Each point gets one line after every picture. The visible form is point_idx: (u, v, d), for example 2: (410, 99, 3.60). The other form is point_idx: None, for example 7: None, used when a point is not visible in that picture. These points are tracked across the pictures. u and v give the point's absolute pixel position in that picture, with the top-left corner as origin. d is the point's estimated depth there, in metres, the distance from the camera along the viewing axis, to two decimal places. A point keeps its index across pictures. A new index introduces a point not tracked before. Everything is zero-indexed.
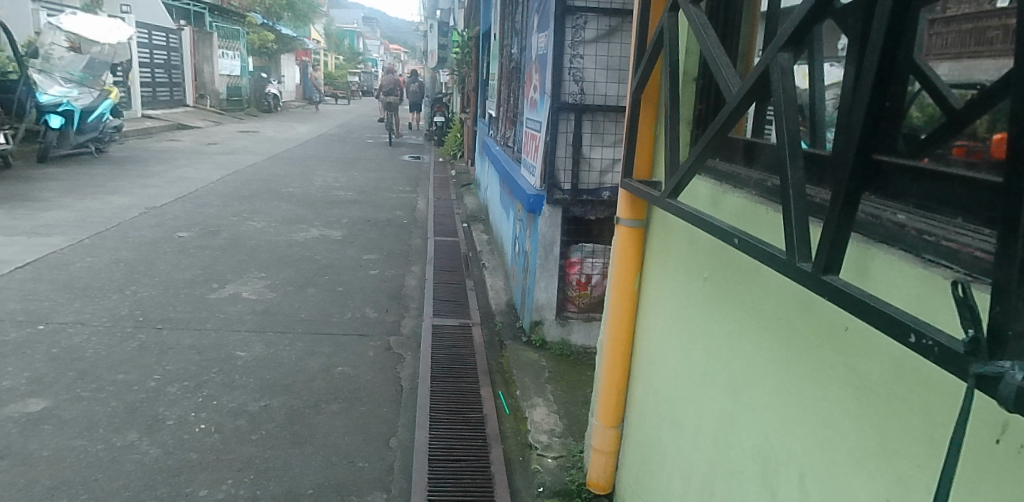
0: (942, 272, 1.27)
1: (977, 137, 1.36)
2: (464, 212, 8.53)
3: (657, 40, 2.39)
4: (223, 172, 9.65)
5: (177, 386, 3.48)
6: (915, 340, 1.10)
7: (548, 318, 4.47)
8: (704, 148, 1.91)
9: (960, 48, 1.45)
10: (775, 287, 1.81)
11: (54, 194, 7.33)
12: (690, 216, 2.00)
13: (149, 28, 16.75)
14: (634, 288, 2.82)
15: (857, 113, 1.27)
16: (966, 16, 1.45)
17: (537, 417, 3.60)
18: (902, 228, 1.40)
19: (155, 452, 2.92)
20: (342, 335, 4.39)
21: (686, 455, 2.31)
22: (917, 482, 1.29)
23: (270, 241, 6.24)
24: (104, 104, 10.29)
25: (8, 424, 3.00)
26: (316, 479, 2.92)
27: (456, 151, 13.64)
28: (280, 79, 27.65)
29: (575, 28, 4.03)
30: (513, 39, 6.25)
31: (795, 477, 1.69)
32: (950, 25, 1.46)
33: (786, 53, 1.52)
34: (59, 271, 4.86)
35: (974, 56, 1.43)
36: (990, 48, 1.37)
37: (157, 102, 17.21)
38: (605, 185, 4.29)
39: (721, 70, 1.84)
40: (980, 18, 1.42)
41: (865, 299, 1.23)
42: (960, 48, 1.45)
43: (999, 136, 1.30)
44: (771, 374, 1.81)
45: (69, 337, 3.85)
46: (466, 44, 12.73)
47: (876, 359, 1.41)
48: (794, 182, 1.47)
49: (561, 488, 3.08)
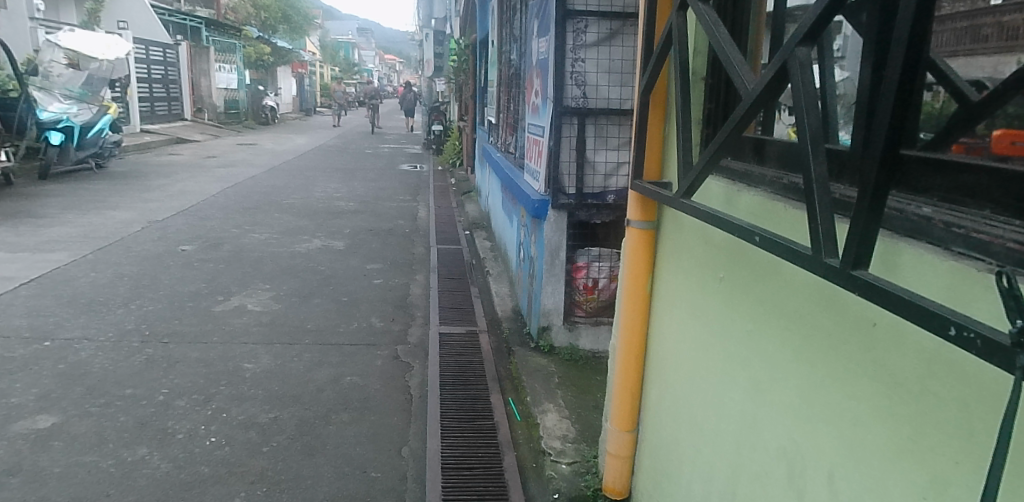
0: (974, 265, 1.25)
1: (978, 135, 1.41)
2: (466, 220, 8.51)
3: (666, 41, 2.37)
4: (223, 185, 9.64)
5: (186, 399, 3.45)
6: (955, 333, 1.08)
7: (556, 324, 4.44)
8: (718, 147, 1.89)
9: (958, 46, 1.51)
10: (796, 284, 1.79)
11: (57, 210, 7.31)
12: (706, 216, 1.97)
13: (146, 44, 16.79)
14: (647, 290, 2.80)
15: (882, 107, 1.25)
16: (961, 15, 1.48)
17: (549, 423, 3.56)
18: (930, 221, 1.38)
19: (166, 467, 2.89)
20: (349, 345, 4.36)
21: (707, 458, 2.28)
22: (957, 479, 1.27)
23: (272, 252, 6.22)
24: (102, 120, 10.25)
25: (17, 441, 2.97)
26: (329, 490, 2.89)
27: (455, 159, 13.62)
28: (277, 92, 27.67)
29: (576, 32, 4.02)
30: (511, 45, 6.27)
31: (823, 477, 1.67)
32: (946, 24, 1.52)
33: (804, 48, 1.50)
34: (64, 287, 4.83)
35: (970, 53, 1.49)
36: (986, 45, 1.45)
37: (155, 117, 17.20)
38: (610, 189, 4.26)
39: (736, 66, 1.81)
40: (974, 15, 1.45)
41: (899, 293, 1.21)
42: (958, 46, 1.51)
43: (999, 133, 1.36)
44: (795, 374, 1.79)
45: (76, 352, 3.82)
46: (463, 52, 12.78)
47: (907, 355, 1.39)
48: (818, 178, 1.45)
49: (577, 494, 3.05)
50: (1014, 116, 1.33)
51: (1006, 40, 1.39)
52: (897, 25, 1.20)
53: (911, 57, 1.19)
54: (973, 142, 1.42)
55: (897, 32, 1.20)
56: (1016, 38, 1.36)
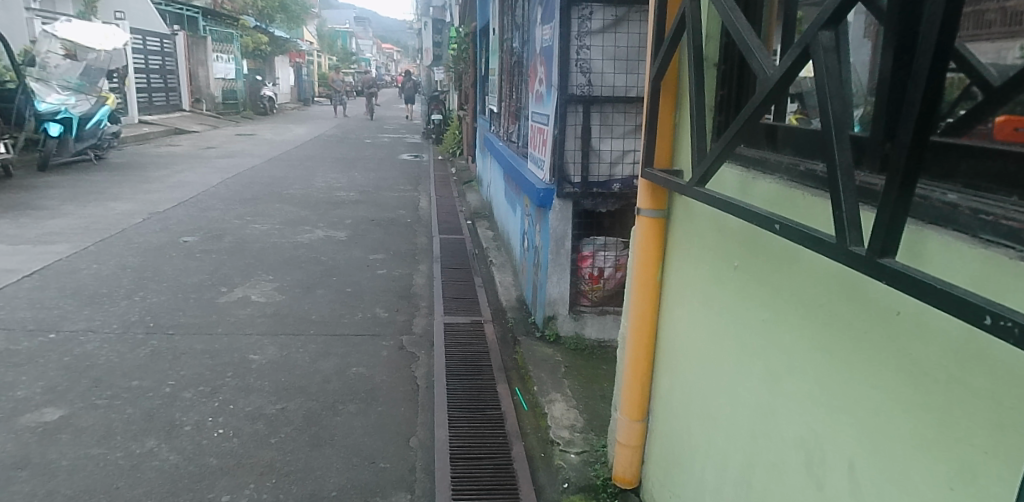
0: (1003, 252, 1.23)
1: (984, 121, 1.43)
2: (468, 209, 8.48)
3: (678, 27, 2.32)
4: (223, 176, 9.59)
5: (192, 391, 3.44)
6: (991, 322, 1.06)
7: (561, 313, 4.42)
8: (736, 134, 1.86)
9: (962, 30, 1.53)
10: (815, 272, 1.77)
11: (57, 202, 7.28)
12: (722, 204, 1.95)
13: (143, 34, 16.67)
14: (657, 279, 2.78)
15: (911, 98, 1.21)
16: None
17: (557, 413, 3.55)
18: (956, 208, 1.36)
19: (175, 459, 2.88)
20: (354, 336, 4.35)
21: (720, 447, 2.27)
22: (986, 469, 1.26)
23: (275, 243, 6.20)
24: (101, 111, 10.19)
25: (25, 435, 2.95)
26: (338, 481, 2.88)
27: (455, 148, 13.57)
28: (275, 82, 27.54)
29: (581, 19, 3.98)
30: (513, 32, 6.21)
31: (843, 467, 1.66)
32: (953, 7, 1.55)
33: (827, 32, 1.46)
34: (67, 279, 4.80)
35: (974, 38, 1.51)
36: (989, 30, 1.46)
37: (153, 108, 17.11)
38: (616, 177, 4.22)
39: (754, 52, 1.77)
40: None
41: (930, 280, 1.19)
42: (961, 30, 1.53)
43: (1002, 118, 1.39)
44: (814, 363, 1.77)
45: (81, 345, 3.80)
46: (462, 41, 12.69)
47: (933, 344, 1.37)
48: (843, 166, 1.42)
49: (586, 484, 3.04)
50: (1017, 103, 1.36)
51: (1011, 25, 1.40)
52: (928, 13, 1.16)
53: (944, 43, 1.14)
54: (978, 128, 1.44)
55: (928, 18, 1.15)
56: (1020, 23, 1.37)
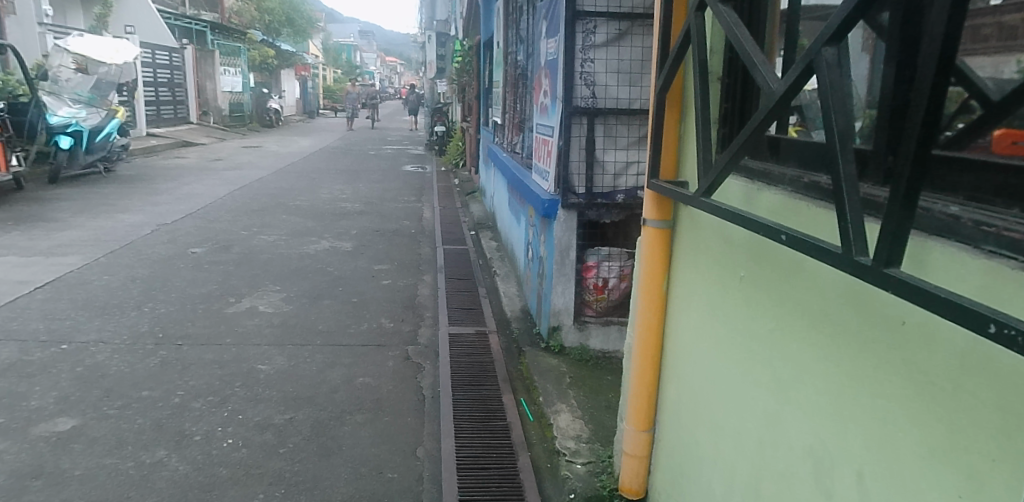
0: (1006, 264, 1.25)
1: (981, 133, 1.46)
2: (472, 220, 8.51)
3: (683, 41, 2.36)
4: (230, 187, 9.66)
5: (202, 400, 3.46)
6: (995, 330, 1.09)
7: (566, 324, 4.44)
8: (741, 146, 1.89)
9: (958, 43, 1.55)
10: (821, 282, 1.79)
11: (68, 214, 7.35)
12: (727, 214, 1.98)
13: (152, 47, 16.82)
14: (663, 289, 2.80)
15: (914, 111, 1.24)
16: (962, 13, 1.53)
17: (562, 423, 3.56)
18: (959, 220, 1.39)
19: (185, 468, 2.90)
20: (361, 346, 4.37)
21: (728, 457, 2.29)
22: (991, 477, 1.28)
23: (282, 254, 6.24)
24: (111, 124, 10.30)
25: (37, 444, 2.97)
26: (347, 491, 2.89)
27: (459, 159, 13.64)
28: (281, 95, 27.74)
29: (585, 33, 4.03)
30: (517, 45, 6.28)
31: (850, 475, 1.68)
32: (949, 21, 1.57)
33: (831, 47, 1.49)
34: (77, 290, 4.85)
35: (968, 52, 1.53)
36: (985, 45, 1.50)
37: (161, 120, 17.24)
38: (619, 188, 4.25)
39: (758, 66, 1.81)
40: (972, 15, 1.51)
41: (935, 290, 1.21)
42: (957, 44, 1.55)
43: (998, 132, 1.42)
44: (821, 372, 1.80)
45: (92, 355, 3.83)
46: (466, 53, 12.78)
47: (939, 353, 1.40)
48: (847, 178, 1.45)
49: (592, 493, 3.05)
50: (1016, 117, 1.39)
51: (1005, 40, 1.45)
52: (931, 28, 1.20)
53: (946, 57, 1.18)
54: (974, 140, 1.47)
55: (931, 33, 1.19)
56: (1016, 38, 1.42)
